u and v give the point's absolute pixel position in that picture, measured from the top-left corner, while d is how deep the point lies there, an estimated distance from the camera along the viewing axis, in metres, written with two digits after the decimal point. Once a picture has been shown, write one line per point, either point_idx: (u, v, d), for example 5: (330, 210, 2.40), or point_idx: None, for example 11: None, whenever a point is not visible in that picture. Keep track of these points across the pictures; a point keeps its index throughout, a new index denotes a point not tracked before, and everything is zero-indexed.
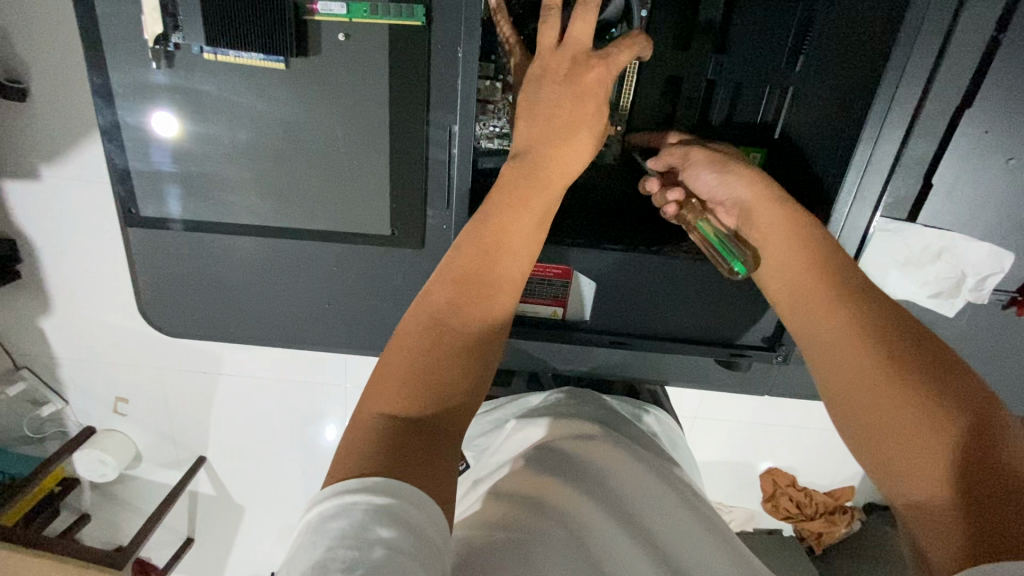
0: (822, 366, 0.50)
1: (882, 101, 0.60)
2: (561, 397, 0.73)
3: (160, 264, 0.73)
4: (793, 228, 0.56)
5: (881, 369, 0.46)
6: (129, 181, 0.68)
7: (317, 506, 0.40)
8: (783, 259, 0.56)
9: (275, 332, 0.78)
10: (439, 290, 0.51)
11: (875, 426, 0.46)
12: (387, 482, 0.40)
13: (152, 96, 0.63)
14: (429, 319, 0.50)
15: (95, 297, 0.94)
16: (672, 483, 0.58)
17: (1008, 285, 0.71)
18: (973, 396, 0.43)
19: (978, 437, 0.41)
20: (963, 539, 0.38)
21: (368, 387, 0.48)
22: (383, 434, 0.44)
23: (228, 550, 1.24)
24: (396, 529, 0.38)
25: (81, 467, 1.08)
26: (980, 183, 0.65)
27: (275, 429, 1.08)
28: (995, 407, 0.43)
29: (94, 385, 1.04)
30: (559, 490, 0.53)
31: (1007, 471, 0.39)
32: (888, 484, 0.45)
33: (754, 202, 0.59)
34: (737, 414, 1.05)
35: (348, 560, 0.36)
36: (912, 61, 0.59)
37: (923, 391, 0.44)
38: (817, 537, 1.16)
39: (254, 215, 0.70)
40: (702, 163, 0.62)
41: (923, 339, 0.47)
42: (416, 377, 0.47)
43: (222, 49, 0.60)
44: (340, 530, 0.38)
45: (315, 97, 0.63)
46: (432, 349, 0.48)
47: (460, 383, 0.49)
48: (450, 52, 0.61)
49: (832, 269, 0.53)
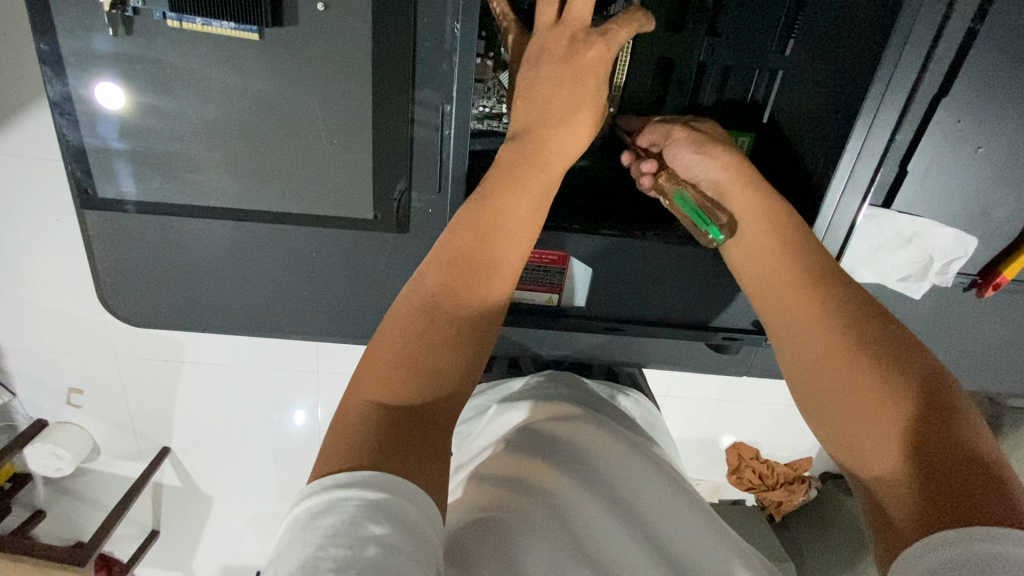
0: (792, 352, 0.51)
1: (878, 87, 0.61)
2: (540, 379, 0.71)
3: (120, 248, 0.69)
4: (771, 213, 0.56)
5: (846, 351, 0.47)
6: (84, 159, 0.63)
7: (304, 501, 0.38)
8: (757, 237, 0.56)
9: (244, 320, 0.74)
10: (433, 273, 0.50)
11: (836, 405, 0.47)
12: (381, 476, 0.39)
13: (108, 65, 0.58)
14: (423, 302, 0.48)
15: (44, 282, 0.87)
16: (651, 458, 0.57)
17: (970, 268, 0.74)
18: (940, 391, 0.44)
19: (926, 416, 0.43)
20: (918, 508, 0.41)
21: (358, 371, 0.46)
22: (379, 423, 0.43)
23: (195, 543, 1.20)
24: (389, 525, 0.36)
25: (34, 463, 1.02)
26: (951, 171, 0.67)
27: (246, 417, 1.04)
28: (948, 387, 0.45)
29: (46, 375, 0.98)
30: (541, 469, 0.52)
31: (956, 444, 0.41)
32: (853, 467, 0.46)
33: (727, 184, 0.58)
34: (707, 392, 1.08)
35: (339, 560, 0.34)
36: (908, 49, 0.59)
37: (892, 382, 0.45)
38: (778, 506, 1.20)
39: (223, 196, 0.65)
40: (681, 142, 0.60)
41: (889, 319, 0.48)
42: (409, 361, 0.46)
43: (188, 16, 0.55)
44: (330, 527, 0.36)
45: (293, 71, 0.59)
46: (426, 332, 0.47)
47: (453, 371, 0.47)
48: (440, 27, 0.58)
49: (807, 252, 0.53)
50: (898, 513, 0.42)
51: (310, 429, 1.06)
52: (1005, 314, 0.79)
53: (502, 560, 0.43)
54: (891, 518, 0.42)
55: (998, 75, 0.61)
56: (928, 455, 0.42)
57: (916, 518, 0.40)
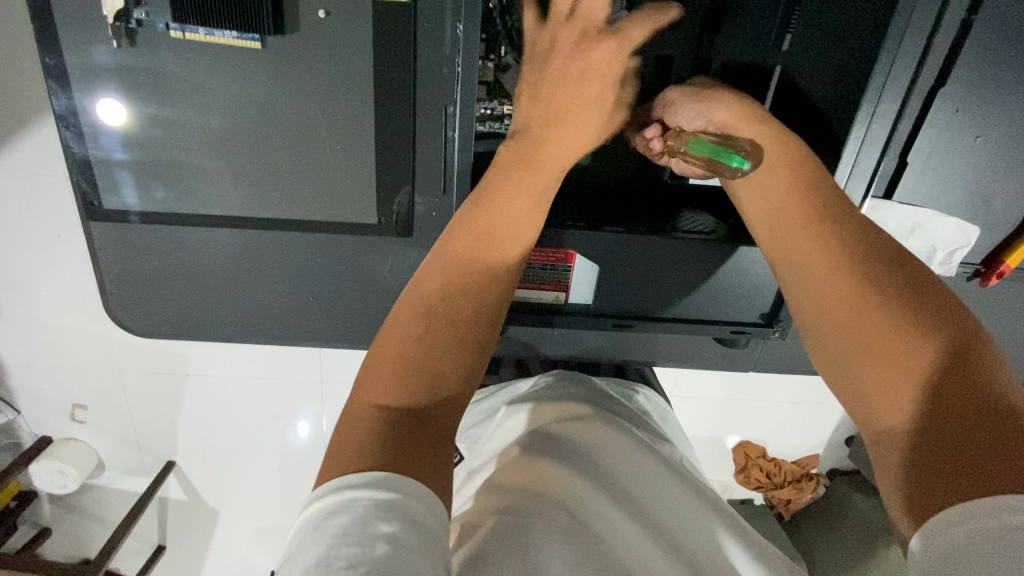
0: (816, 320, 0.48)
1: (879, 76, 0.61)
2: (552, 380, 0.70)
3: (125, 259, 0.69)
4: (794, 179, 0.53)
5: (873, 314, 0.44)
6: (89, 171, 0.63)
7: (315, 502, 0.38)
8: (777, 199, 0.53)
9: (250, 328, 0.74)
10: (434, 275, 0.50)
11: (863, 373, 0.44)
12: (390, 476, 0.38)
13: (112, 77, 0.58)
14: (425, 304, 0.48)
15: (50, 296, 0.87)
16: (662, 455, 0.56)
17: (973, 258, 0.75)
18: (979, 369, 0.40)
19: (958, 377, 0.40)
20: (951, 474, 0.37)
21: (361, 376, 0.46)
22: (385, 423, 0.42)
23: (202, 556, 1.19)
24: (399, 523, 0.36)
25: (40, 478, 1.01)
26: (952, 161, 0.67)
27: (252, 427, 1.04)
28: (982, 350, 0.42)
29: (52, 391, 0.97)
30: (555, 474, 0.51)
31: (989, 405, 0.38)
32: (878, 443, 0.43)
33: (735, 124, 0.57)
34: (714, 391, 1.08)
35: (351, 558, 0.34)
36: (906, 40, 0.59)
37: (923, 347, 0.42)
38: (786, 504, 1.19)
39: (228, 205, 0.66)
40: (680, 97, 0.60)
41: (919, 282, 0.45)
42: (411, 365, 0.45)
43: (191, 26, 0.56)
44: (341, 527, 0.36)
45: (296, 78, 0.59)
46: (428, 335, 0.47)
47: (456, 375, 0.47)
48: (440, 30, 0.58)
49: (831, 217, 0.50)
50: (931, 480, 0.38)
51: (315, 441, 1.06)
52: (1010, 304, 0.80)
53: (519, 560, 0.42)
54: (922, 486, 0.39)
55: (994, 65, 0.62)
56: (962, 418, 0.39)
57: (950, 484, 0.37)
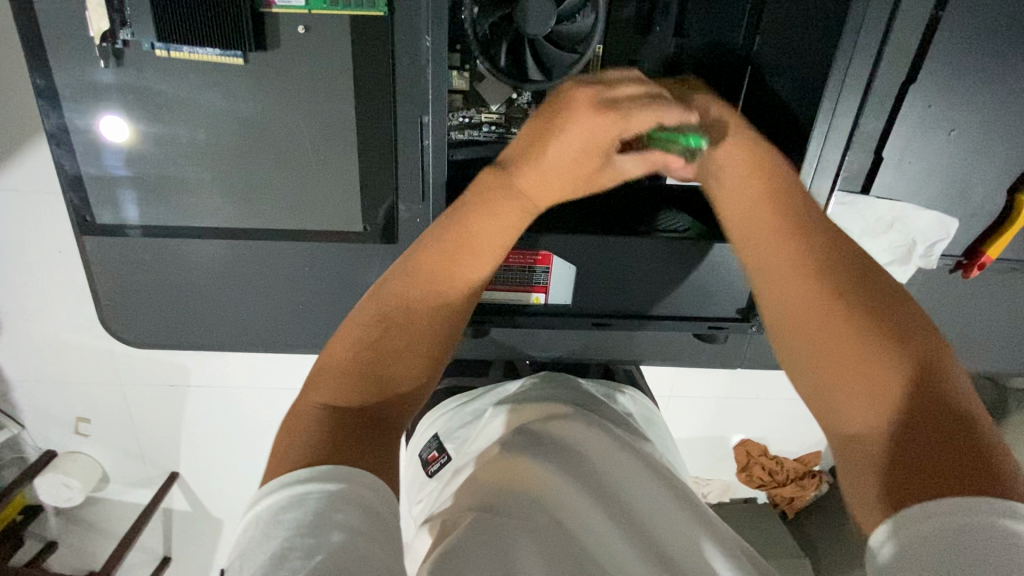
0: (787, 322, 0.48)
1: (838, 72, 0.62)
2: (536, 381, 0.71)
3: (121, 274, 0.71)
4: (763, 186, 0.54)
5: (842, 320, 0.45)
6: (82, 188, 0.65)
7: (266, 498, 0.39)
8: (748, 204, 0.54)
9: (246, 338, 0.76)
10: (398, 282, 0.51)
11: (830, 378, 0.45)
12: (339, 468, 0.40)
13: (101, 97, 0.60)
14: (378, 313, 0.50)
15: (46, 311, 0.89)
16: (640, 453, 0.57)
17: (955, 249, 0.76)
18: (940, 379, 0.41)
19: (921, 387, 0.41)
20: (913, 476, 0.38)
21: (309, 378, 0.48)
22: (325, 421, 0.44)
23: (206, 566, 1.20)
24: (352, 512, 0.37)
25: (44, 492, 1.03)
26: (926, 155, 0.69)
27: (251, 436, 1.05)
28: (943, 358, 0.43)
29: (51, 404, 0.99)
30: (536, 476, 0.51)
31: (948, 413, 0.40)
32: (842, 444, 0.44)
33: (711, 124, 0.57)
34: (709, 390, 1.09)
35: (306, 548, 0.35)
36: (866, 37, 0.60)
37: (890, 354, 0.42)
38: (790, 502, 1.21)
39: (218, 218, 0.68)
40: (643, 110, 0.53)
41: (884, 287, 0.46)
42: (359, 372, 0.47)
43: (174, 44, 0.58)
44: (295, 520, 0.37)
45: (278, 92, 0.61)
46: (378, 343, 0.48)
47: (406, 383, 0.49)
48: (416, 41, 0.60)
49: (800, 220, 0.51)
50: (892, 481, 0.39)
51: None
52: (996, 293, 0.80)
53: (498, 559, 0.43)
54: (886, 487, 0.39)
55: (961, 61, 0.64)
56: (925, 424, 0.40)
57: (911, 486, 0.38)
